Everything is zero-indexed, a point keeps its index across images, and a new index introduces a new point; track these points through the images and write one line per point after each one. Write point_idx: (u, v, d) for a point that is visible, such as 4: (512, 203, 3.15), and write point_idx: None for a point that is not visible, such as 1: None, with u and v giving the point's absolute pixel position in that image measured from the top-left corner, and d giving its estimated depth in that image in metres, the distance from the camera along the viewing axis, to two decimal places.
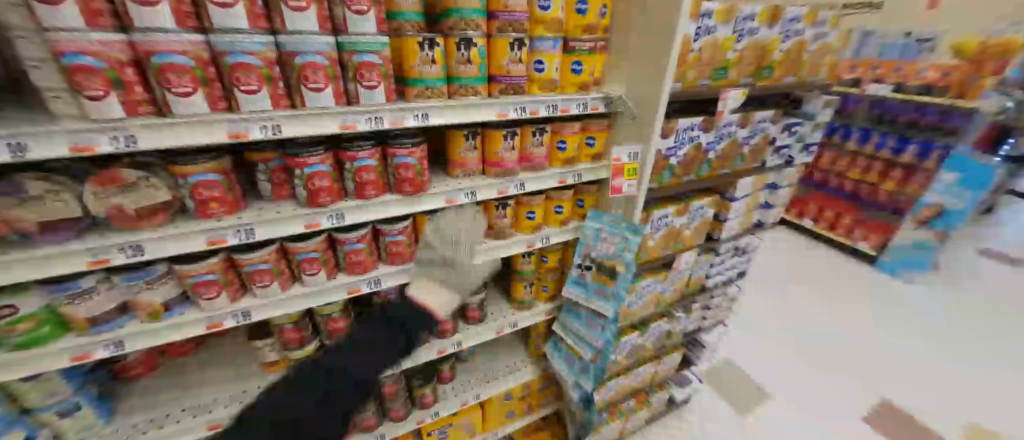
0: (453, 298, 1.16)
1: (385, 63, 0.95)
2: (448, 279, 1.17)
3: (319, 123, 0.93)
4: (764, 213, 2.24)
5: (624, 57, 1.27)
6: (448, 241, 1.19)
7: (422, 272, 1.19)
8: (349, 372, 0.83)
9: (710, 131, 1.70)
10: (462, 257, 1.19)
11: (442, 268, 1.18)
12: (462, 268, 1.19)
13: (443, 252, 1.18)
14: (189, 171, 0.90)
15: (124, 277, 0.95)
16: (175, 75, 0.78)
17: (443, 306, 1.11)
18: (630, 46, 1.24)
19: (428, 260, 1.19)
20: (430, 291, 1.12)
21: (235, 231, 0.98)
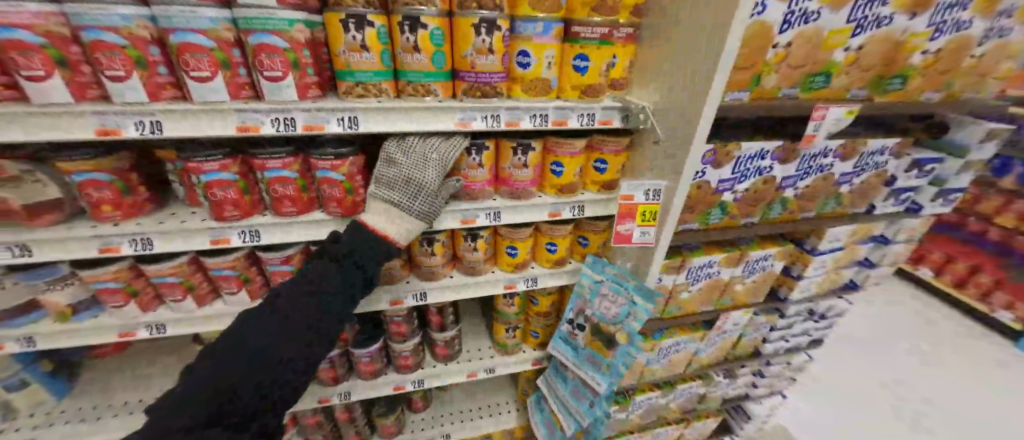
0: (415, 221, 0.84)
1: (295, 48, 0.71)
2: (411, 196, 0.83)
3: (210, 123, 0.74)
4: (862, 272, 1.66)
5: (659, 53, 0.89)
6: (416, 157, 0.83)
7: (378, 196, 0.84)
8: (279, 331, 0.72)
9: (789, 163, 1.23)
10: (432, 168, 0.83)
11: (404, 186, 0.82)
12: (428, 190, 0.83)
13: (407, 170, 0.82)
14: (71, 169, 0.75)
15: (23, 275, 0.86)
16: (18, 53, 0.62)
17: (403, 234, 0.85)
18: (667, 37, 0.86)
19: (387, 181, 0.84)
20: (387, 215, 0.84)
21: (132, 240, 0.83)
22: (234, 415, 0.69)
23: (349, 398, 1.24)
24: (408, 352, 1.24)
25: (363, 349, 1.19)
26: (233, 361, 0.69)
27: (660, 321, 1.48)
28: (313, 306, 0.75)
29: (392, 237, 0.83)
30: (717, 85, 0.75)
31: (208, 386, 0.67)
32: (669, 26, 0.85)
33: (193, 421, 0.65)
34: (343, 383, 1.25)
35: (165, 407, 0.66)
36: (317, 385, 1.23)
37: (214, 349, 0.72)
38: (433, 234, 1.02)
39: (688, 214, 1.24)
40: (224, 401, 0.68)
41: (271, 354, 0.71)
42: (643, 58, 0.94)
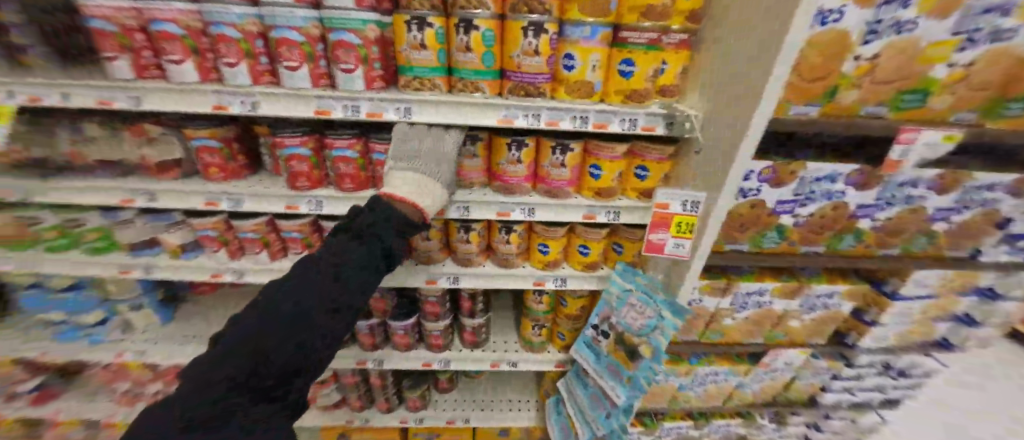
0: (441, 187, 0.88)
1: (366, 44, 0.82)
2: (434, 164, 0.88)
3: (294, 106, 0.88)
4: (957, 327, 1.42)
5: (714, 61, 0.86)
6: (430, 130, 0.90)
7: (401, 169, 0.86)
8: (313, 296, 0.75)
9: (869, 190, 1.10)
10: (448, 138, 0.91)
11: (427, 155, 0.88)
12: (448, 157, 0.90)
13: (427, 139, 0.89)
14: (193, 135, 0.94)
15: (152, 218, 1.10)
16: (167, 42, 0.81)
17: (430, 201, 0.86)
18: (724, 45, 0.83)
19: (408, 154, 0.87)
20: (411, 185, 0.84)
21: (227, 197, 1.01)
22: (271, 371, 0.75)
23: (382, 366, 1.36)
24: (438, 331, 1.33)
25: (400, 321, 1.30)
26: (269, 323, 0.73)
27: (698, 344, 1.41)
28: (342, 277, 0.77)
29: (422, 206, 0.85)
30: (767, 97, 0.70)
31: (247, 345, 0.72)
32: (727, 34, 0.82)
33: (235, 372, 0.72)
34: (378, 351, 1.37)
35: (211, 358, 0.73)
36: (358, 348, 1.37)
37: (252, 308, 0.76)
38: (471, 222, 1.09)
39: (739, 233, 1.16)
40: (262, 360, 0.73)
41: (301, 323, 0.74)
42: (699, 65, 0.91)
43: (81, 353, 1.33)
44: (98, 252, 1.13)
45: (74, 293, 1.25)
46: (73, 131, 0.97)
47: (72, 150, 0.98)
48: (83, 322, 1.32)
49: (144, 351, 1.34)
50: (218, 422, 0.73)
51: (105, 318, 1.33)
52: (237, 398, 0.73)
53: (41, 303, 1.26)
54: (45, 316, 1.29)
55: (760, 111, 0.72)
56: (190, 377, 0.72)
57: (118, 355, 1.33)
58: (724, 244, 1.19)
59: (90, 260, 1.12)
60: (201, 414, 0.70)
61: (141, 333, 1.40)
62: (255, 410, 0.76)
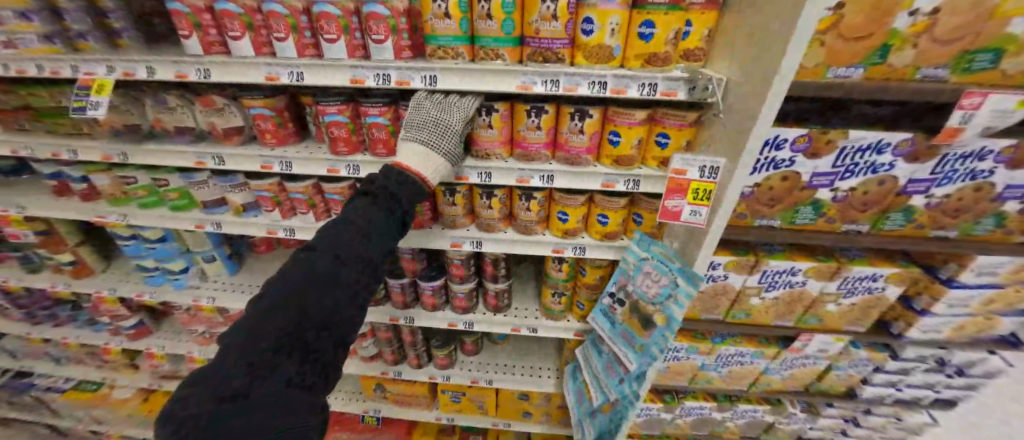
0: (444, 159, 0.96)
1: (395, 15, 0.89)
2: (439, 137, 0.93)
3: (332, 75, 0.96)
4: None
5: (744, 31, 0.81)
6: (441, 104, 0.95)
7: (409, 138, 0.94)
8: (344, 254, 0.83)
9: (920, 163, 1.00)
10: (456, 111, 0.95)
11: (433, 126, 0.93)
12: (453, 130, 0.95)
13: (436, 112, 0.94)
14: (251, 104, 1.07)
15: (219, 179, 1.25)
16: (228, 20, 0.92)
17: (434, 174, 0.96)
18: (761, 19, 0.76)
19: (417, 124, 0.94)
20: (419, 157, 0.94)
21: (279, 161, 1.14)
22: (309, 329, 0.78)
23: (413, 322, 1.49)
24: (462, 294, 1.42)
25: (429, 282, 1.40)
26: (307, 279, 0.79)
27: (725, 324, 1.38)
28: (371, 238, 0.86)
29: (426, 177, 0.94)
30: (771, 97, 0.72)
31: (292, 299, 0.77)
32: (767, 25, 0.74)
33: (282, 325, 0.75)
34: (409, 309, 1.49)
35: (256, 312, 0.76)
36: (391, 305, 1.51)
37: (291, 267, 0.81)
38: (492, 189, 1.15)
39: (769, 208, 1.12)
40: (304, 316, 0.77)
41: (336, 279, 0.81)
42: (737, 27, 0.84)
43: (168, 295, 1.57)
44: (179, 208, 1.32)
45: (161, 244, 1.48)
46: (155, 101, 1.13)
47: (156, 119, 1.15)
48: (169, 269, 1.56)
49: (215, 297, 1.56)
50: (256, 386, 0.71)
51: (185, 267, 1.57)
52: (277, 357, 0.74)
53: (137, 251, 1.50)
54: (140, 262, 1.54)
55: (763, 109, 0.73)
56: (236, 332, 0.75)
57: (194, 299, 1.56)
58: (753, 219, 1.14)
59: (175, 215, 1.32)
60: (245, 372, 0.71)
61: (213, 281, 1.63)
62: (292, 375, 0.76)
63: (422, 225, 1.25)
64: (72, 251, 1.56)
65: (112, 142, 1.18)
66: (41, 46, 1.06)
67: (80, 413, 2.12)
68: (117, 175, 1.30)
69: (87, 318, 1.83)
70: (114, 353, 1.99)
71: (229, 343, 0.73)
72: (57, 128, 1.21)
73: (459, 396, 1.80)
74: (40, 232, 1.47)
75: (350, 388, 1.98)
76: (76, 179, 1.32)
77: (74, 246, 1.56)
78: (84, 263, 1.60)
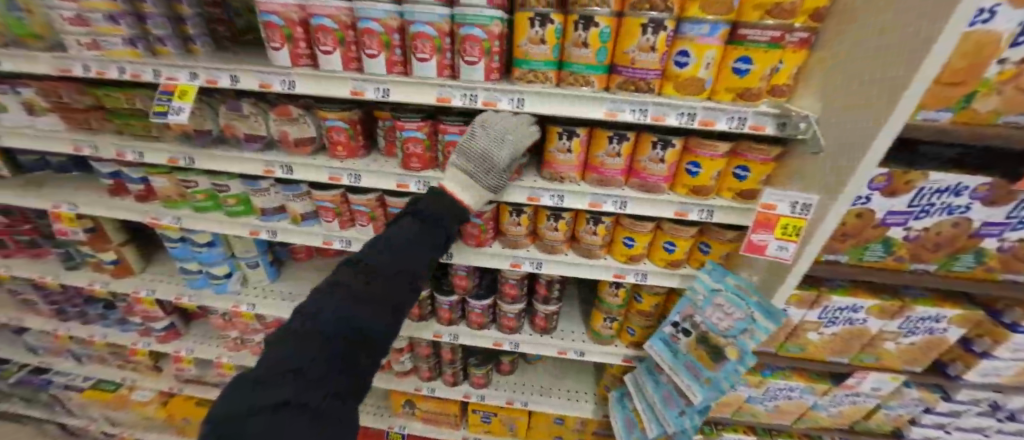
0: (487, 189, 1.01)
1: (490, 39, 0.89)
2: (484, 171, 0.97)
3: (418, 93, 0.97)
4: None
5: (843, 38, 0.84)
6: (492, 137, 0.95)
7: (458, 167, 1.00)
8: (393, 266, 0.87)
9: (998, 207, 1.00)
10: (504, 148, 0.95)
11: (479, 161, 0.96)
12: (499, 168, 0.97)
13: (483, 147, 0.95)
14: (328, 116, 1.09)
15: (283, 187, 1.25)
16: (323, 35, 0.93)
17: (478, 200, 1.02)
18: (886, 41, 0.73)
19: (467, 153, 0.98)
20: (463, 184, 1.01)
21: (349, 174, 1.14)
22: (357, 343, 0.76)
23: (457, 340, 1.48)
24: (512, 314, 1.41)
25: (479, 300, 1.40)
26: (355, 288, 0.81)
27: (778, 358, 1.36)
28: (413, 255, 0.91)
29: (468, 206, 1.02)
30: (888, 128, 0.71)
31: (341, 309, 0.77)
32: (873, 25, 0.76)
33: (329, 333, 0.74)
34: (454, 326, 1.48)
35: (300, 327, 0.75)
36: (436, 321, 1.50)
37: (338, 281, 0.83)
38: (561, 212, 1.15)
39: (838, 244, 1.12)
40: (352, 326, 0.76)
41: (383, 288, 0.84)
42: (851, 46, 0.81)
43: (209, 300, 1.56)
44: (236, 213, 1.32)
45: (208, 249, 1.46)
46: (227, 107, 1.13)
47: (227, 125, 1.16)
48: (213, 274, 1.54)
49: (255, 304, 1.55)
50: (300, 399, 0.66)
51: (229, 272, 1.55)
52: (322, 370, 0.70)
53: (184, 254, 1.49)
54: (184, 265, 1.52)
55: (877, 140, 0.72)
56: (279, 347, 0.72)
57: (235, 306, 1.54)
58: (821, 254, 1.14)
59: (231, 219, 1.32)
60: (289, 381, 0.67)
61: (255, 287, 1.61)
62: (337, 388, 0.71)
63: (474, 244, 1.24)
64: (115, 251, 1.54)
65: (180, 145, 1.19)
66: (124, 49, 1.07)
67: (97, 413, 2.07)
68: (177, 178, 1.29)
69: (118, 317, 1.81)
70: (139, 354, 1.95)
71: (268, 362, 0.70)
72: (125, 129, 1.21)
73: (491, 416, 1.76)
74: (88, 230, 1.45)
75: (377, 403, 1.94)
76: (135, 179, 1.31)
77: (117, 245, 1.54)
78: (125, 264, 1.58)
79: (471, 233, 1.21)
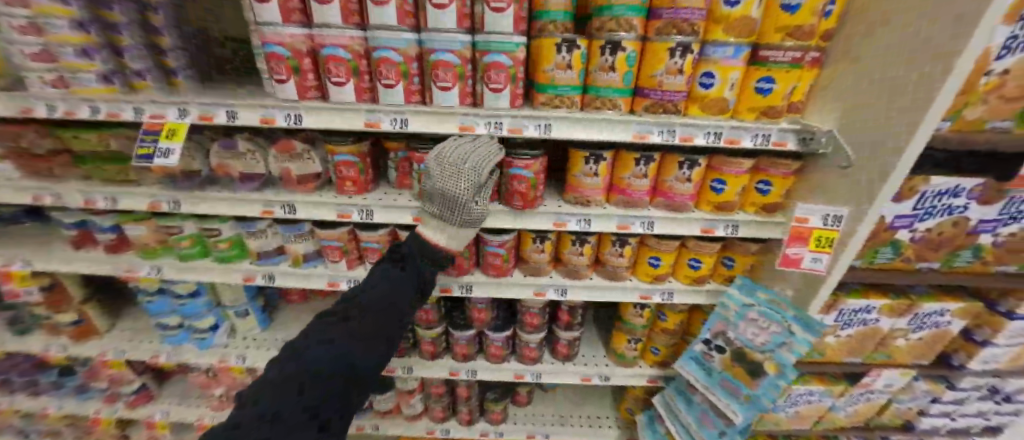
0: (464, 227, 0.88)
1: (515, 65, 0.87)
2: (448, 208, 0.84)
3: (439, 122, 0.92)
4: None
5: (849, 40, 0.88)
6: (445, 170, 0.82)
7: (425, 209, 0.88)
8: (387, 301, 0.79)
9: (991, 205, 1.07)
10: (460, 179, 0.81)
11: (440, 200, 0.83)
12: (462, 202, 0.82)
13: (439, 183, 0.82)
14: (336, 150, 1.01)
15: (283, 227, 1.15)
16: (335, 66, 0.87)
17: (456, 241, 0.90)
18: (905, 41, 0.76)
19: (428, 194, 0.85)
20: (437, 226, 0.88)
21: (360, 210, 1.06)
22: (347, 385, 0.69)
23: (475, 376, 1.39)
24: (533, 343, 1.35)
25: (499, 332, 1.34)
26: (349, 324, 0.73)
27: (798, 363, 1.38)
28: (404, 290, 0.83)
29: (443, 246, 0.88)
30: (911, 124, 0.75)
31: (330, 347, 0.69)
32: (883, 28, 0.81)
33: (314, 381, 0.66)
34: (471, 361, 1.40)
35: (281, 373, 0.66)
36: (452, 358, 1.41)
37: (326, 322, 0.74)
38: (586, 235, 1.12)
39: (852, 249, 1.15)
40: (341, 366, 0.69)
41: (378, 322, 0.76)
42: (866, 47, 0.85)
43: (192, 357, 1.39)
44: (226, 260, 1.20)
45: (191, 300, 1.31)
46: (221, 145, 1.04)
47: (220, 164, 1.06)
48: (196, 327, 1.38)
49: (247, 357, 1.40)
50: None
51: (214, 324, 1.39)
52: (307, 419, 0.64)
53: (162, 307, 1.33)
54: (161, 320, 1.36)
55: (902, 135, 0.76)
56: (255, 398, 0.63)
57: (223, 361, 1.39)
58: None
59: (220, 266, 1.20)
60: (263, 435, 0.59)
61: (244, 339, 1.46)
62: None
63: (493, 274, 1.18)
64: (77, 309, 1.36)
65: (163, 188, 1.07)
66: (98, 86, 0.95)
67: None
68: (157, 224, 1.16)
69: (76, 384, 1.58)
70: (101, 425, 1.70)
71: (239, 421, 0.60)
72: (95, 174, 1.08)
73: None
74: (45, 288, 1.27)
75: None
76: (105, 228, 1.17)
77: (80, 303, 1.36)
78: (88, 324, 1.39)
79: (492, 263, 1.16)
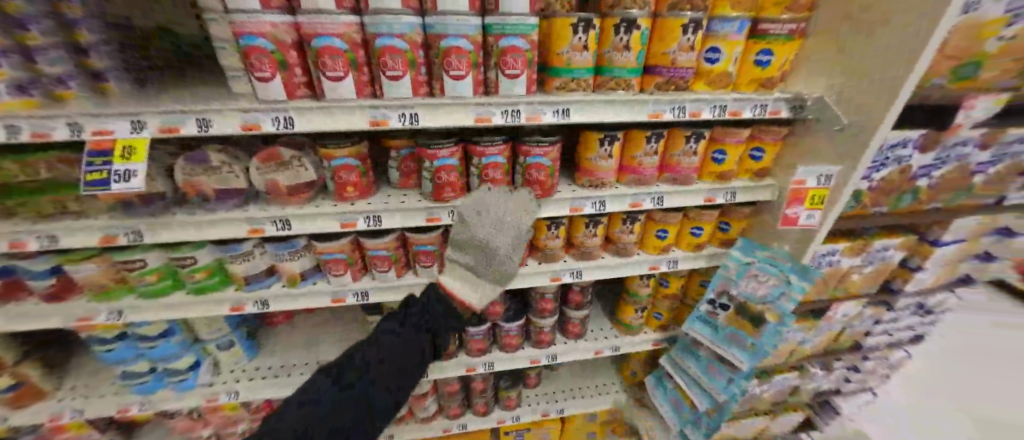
0: (489, 283, 1.03)
1: (531, 48, 0.83)
2: (486, 262, 1.01)
3: (453, 115, 0.86)
4: (967, 262, 1.68)
5: (847, 39, 0.93)
6: (488, 222, 0.97)
7: (457, 257, 1.02)
8: (402, 333, 0.95)
9: (930, 152, 1.24)
10: (503, 234, 0.99)
11: (477, 251, 1.00)
12: (498, 254, 1.00)
13: (481, 235, 0.98)
14: (333, 154, 0.91)
15: (274, 245, 1.05)
16: (331, 58, 0.76)
17: (479, 295, 1.02)
18: (905, 41, 0.81)
19: (465, 245, 1.00)
20: (467, 283, 1.03)
21: (365, 217, 0.97)
22: (359, 417, 0.85)
23: (493, 368, 1.39)
24: (547, 328, 1.37)
25: (512, 322, 1.33)
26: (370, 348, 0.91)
27: None
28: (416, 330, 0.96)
29: (471, 304, 1.01)
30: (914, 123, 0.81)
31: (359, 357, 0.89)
32: (882, 28, 0.86)
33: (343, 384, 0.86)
34: (486, 354, 1.39)
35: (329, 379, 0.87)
36: (466, 354, 1.39)
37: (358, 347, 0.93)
38: (599, 216, 1.14)
39: None
40: (354, 400, 0.85)
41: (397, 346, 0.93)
42: (866, 46, 0.89)
43: (169, 403, 1.22)
44: (204, 290, 1.05)
45: (164, 340, 1.14)
46: (187, 160, 0.89)
47: (189, 183, 0.91)
48: (171, 369, 1.22)
49: (238, 391, 1.26)
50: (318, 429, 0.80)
51: (194, 362, 1.23)
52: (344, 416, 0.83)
53: (126, 354, 1.15)
54: (127, 368, 1.18)
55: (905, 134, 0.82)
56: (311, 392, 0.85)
57: (211, 399, 1.24)
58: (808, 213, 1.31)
59: (197, 299, 1.05)
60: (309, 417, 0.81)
61: (230, 372, 1.31)
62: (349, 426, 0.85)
63: None
64: (11, 372, 1.11)
65: (117, 217, 0.90)
66: (12, 100, 0.75)
67: None
68: (113, 260, 0.98)
69: None
70: None
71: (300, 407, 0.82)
72: (17, 209, 0.87)
73: (525, 433, 1.69)
74: None
75: None
76: (39, 274, 0.96)
77: (13, 364, 1.11)
78: (29, 387, 1.15)
79: None
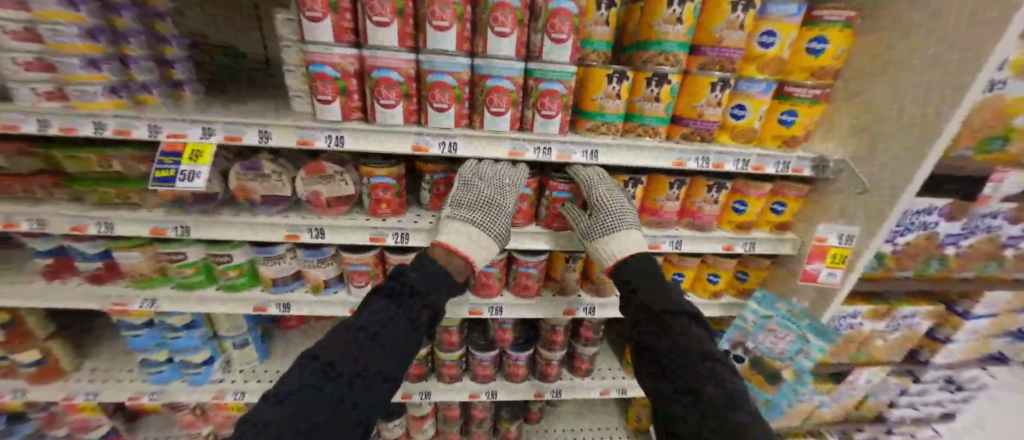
0: (495, 242, 0.93)
1: (568, 93, 0.90)
2: (489, 213, 0.91)
3: (488, 147, 0.92)
4: (995, 336, 1.63)
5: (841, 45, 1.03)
6: (491, 182, 0.95)
7: (459, 216, 0.91)
8: (385, 324, 0.76)
9: (956, 221, 1.23)
10: (507, 194, 0.95)
11: (484, 207, 0.90)
12: (505, 211, 0.93)
13: (486, 190, 0.92)
14: (374, 172, 0.98)
15: (305, 252, 1.09)
16: (386, 88, 0.85)
17: (479, 248, 0.91)
18: (904, 44, 0.90)
19: (467, 203, 0.91)
20: (471, 239, 0.90)
21: (394, 233, 1.02)
22: (334, 415, 0.68)
23: (496, 397, 1.37)
24: (555, 361, 1.36)
25: (522, 351, 1.34)
26: (340, 346, 0.73)
27: None
28: (404, 321, 0.78)
29: (474, 260, 0.90)
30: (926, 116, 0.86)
31: (325, 360, 0.71)
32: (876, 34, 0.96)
33: (304, 396, 0.67)
34: (491, 382, 1.38)
35: (283, 394, 0.68)
36: (472, 379, 1.38)
37: (322, 348, 0.74)
38: None
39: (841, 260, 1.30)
40: (326, 397, 0.68)
41: (373, 342, 0.74)
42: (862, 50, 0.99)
43: (182, 395, 1.25)
44: (233, 287, 1.11)
45: (187, 332, 1.19)
46: (242, 166, 0.97)
47: (240, 186, 0.98)
48: (187, 362, 1.25)
49: (246, 391, 1.28)
50: None
51: (209, 357, 1.27)
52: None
53: (149, 342, 1.20)
54: (147, 355, 1.22)
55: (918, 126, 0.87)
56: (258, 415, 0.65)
57: (219, 396, 1.26)
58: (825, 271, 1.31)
59: (226, 296, 1.10)
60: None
61: (240, 371, 1.34)
62: None
63: (521, 295, 1.18)
64: (39, 347, 1.17)
65: (170, 211, 0.97)
66: (105, 101, 0.83)
67: None
68: (157, 251, 1.06)
69: None
70: None
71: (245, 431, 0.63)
72: (87, 195, 0.96)
73: None
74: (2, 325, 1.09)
75: None
76: (91, 256, 1.04)
77: (44, 339, 1.18)
78: (54, 363, 1.21)
79: (524, 284, 1.16)
